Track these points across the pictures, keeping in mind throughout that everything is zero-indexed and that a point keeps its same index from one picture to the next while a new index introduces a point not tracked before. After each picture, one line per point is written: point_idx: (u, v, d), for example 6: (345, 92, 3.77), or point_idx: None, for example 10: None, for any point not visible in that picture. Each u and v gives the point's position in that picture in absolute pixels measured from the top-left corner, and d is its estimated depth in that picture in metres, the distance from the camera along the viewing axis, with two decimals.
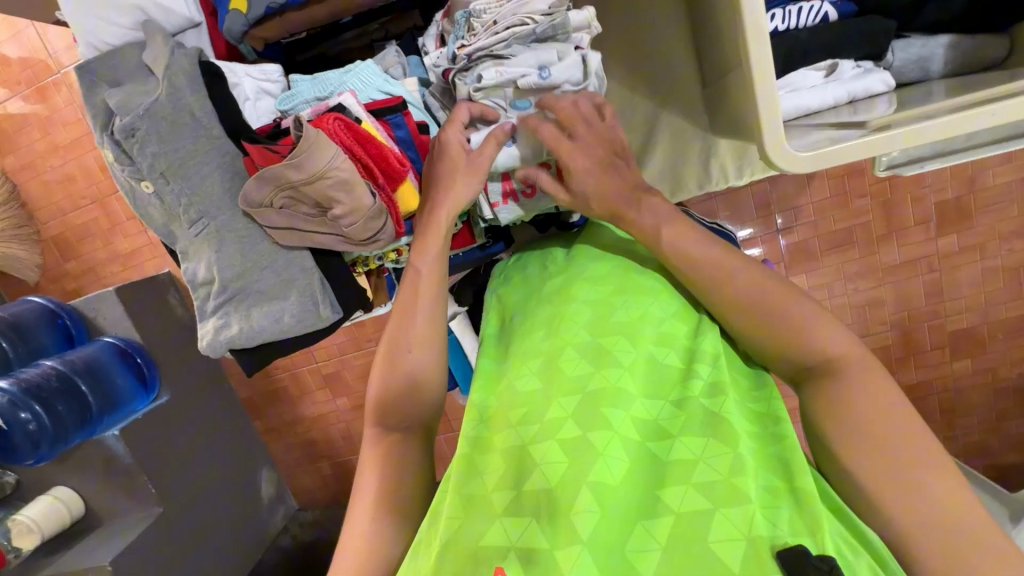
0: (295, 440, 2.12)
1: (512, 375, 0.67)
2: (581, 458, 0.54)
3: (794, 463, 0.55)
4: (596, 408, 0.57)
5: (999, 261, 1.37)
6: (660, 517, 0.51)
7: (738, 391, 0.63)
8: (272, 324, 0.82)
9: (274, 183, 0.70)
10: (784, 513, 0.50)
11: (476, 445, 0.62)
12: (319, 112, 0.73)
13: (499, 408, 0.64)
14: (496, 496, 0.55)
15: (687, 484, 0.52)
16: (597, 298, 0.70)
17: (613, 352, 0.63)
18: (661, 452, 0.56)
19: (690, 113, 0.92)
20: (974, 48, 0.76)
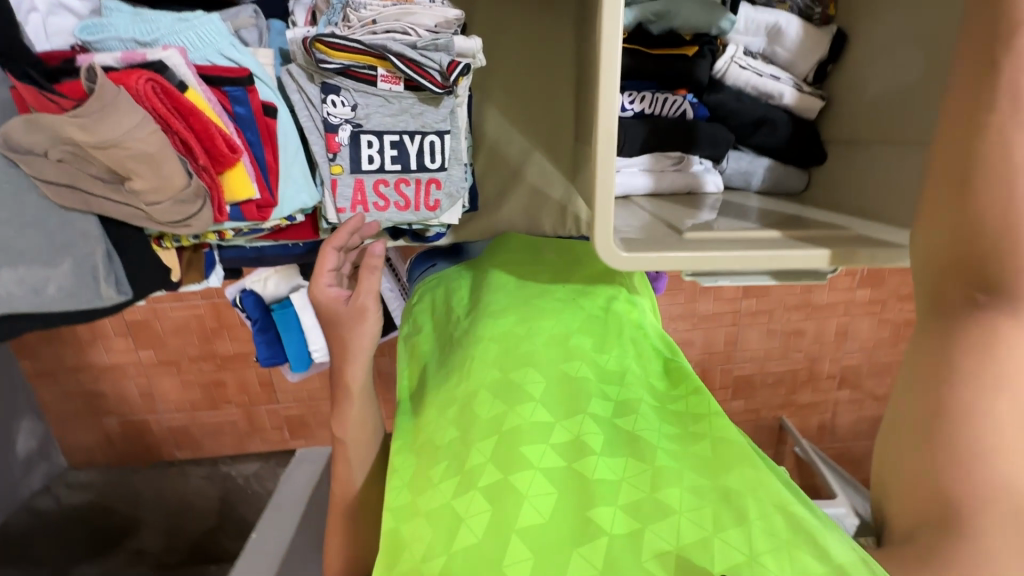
0: (76, 389, 1.80)
1: (428, 429, 0.57)
2: (505, 507, 0.47)
3: (728, 454, 0.50)
4: (512, 448, 0.50)
5: (779, 325, 1.68)
6: (594, 543, 0.44)
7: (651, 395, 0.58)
8: (28, 293, 0.67)
9: (52, 133, 0.57)
10: (712, 510, 0.45)
11: (399, 512, 0.52)
12: (131, 62, 0.59)
13: (418, 466, 0.55)
14: (426, 568, 0.46)
15: (615, 505, 0.46)
16: (501, 333, 0.63)
17: (517, 379, 0.56)
18: (586, 469, 0.48)
19: (557, 158, 0.97)
20: (782, 176, 0.90)
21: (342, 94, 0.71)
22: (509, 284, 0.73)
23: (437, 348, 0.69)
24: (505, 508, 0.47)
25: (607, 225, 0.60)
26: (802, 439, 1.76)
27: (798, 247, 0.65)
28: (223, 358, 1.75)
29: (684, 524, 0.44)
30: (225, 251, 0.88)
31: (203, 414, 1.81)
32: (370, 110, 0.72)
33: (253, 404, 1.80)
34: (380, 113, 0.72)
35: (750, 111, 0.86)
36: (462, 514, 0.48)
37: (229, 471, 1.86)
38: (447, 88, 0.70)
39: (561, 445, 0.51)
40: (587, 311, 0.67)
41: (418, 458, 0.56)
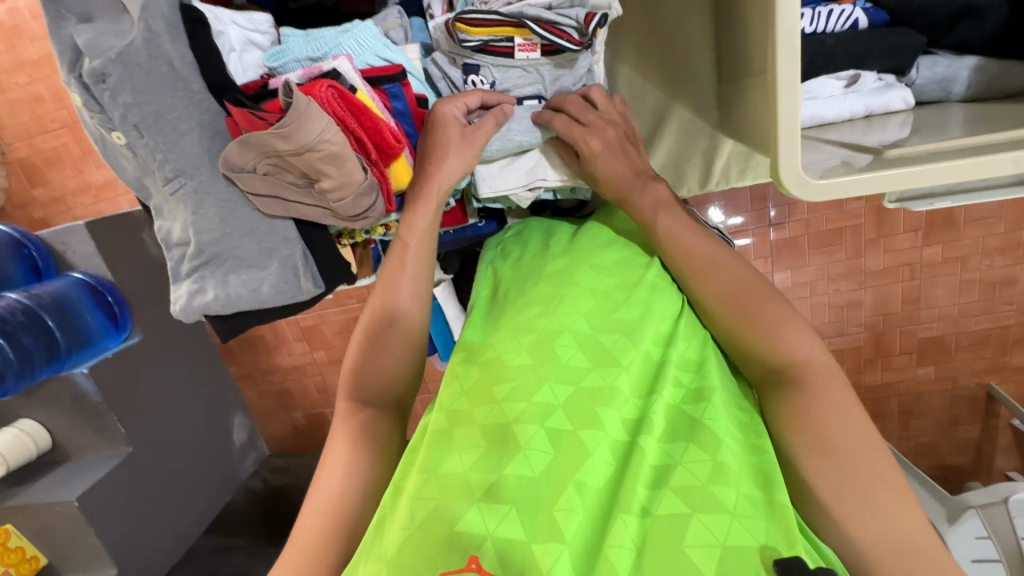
0: (270, 388, 2.11)
1: (501, 349, 0.61)
2: (569, 454, 0.50)
3: (774, 474, 0.51)
4: (589, 405, 0.54)
5: (978, 275, 1.39)
6: (637, 518, 0.47)
7: (728, 397, 0.58)
8: (249, 293, 0.79)
9: (259, 149, 0.66)
10: (765, 527, 0.46)
11: (452, 418, 0.56)
12: (311, 76, 0.67)
13: (483, 382, 0.58)
14: (474, 476, 0.49)
15: (665, 488, 0.49)
16: (597, 288, 0.66)
17: (612, 350, 0.59)
18: (647, 451, 0.51)
19: (700, 107, 0.89)
20: (998, 74, 0.74)
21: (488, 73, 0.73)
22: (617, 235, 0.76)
23: (525, 279, 0.72)
24: (566, 454, 0.50)
25: (792, 154, 0.54)
26: (1021, 408, 1.45)
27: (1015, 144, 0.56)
28: None
29: (735, 527, 0.45)
30: (388, 244, 0.96)
31: None
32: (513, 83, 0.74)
33: None
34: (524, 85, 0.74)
35: (944, 1, 0.72)
36: (522, 442, 0.51)
37: None
38: (584, 44, 0.69)
39: (628, 420, 0.54)
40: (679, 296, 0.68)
41: (480, 369, 0.60)
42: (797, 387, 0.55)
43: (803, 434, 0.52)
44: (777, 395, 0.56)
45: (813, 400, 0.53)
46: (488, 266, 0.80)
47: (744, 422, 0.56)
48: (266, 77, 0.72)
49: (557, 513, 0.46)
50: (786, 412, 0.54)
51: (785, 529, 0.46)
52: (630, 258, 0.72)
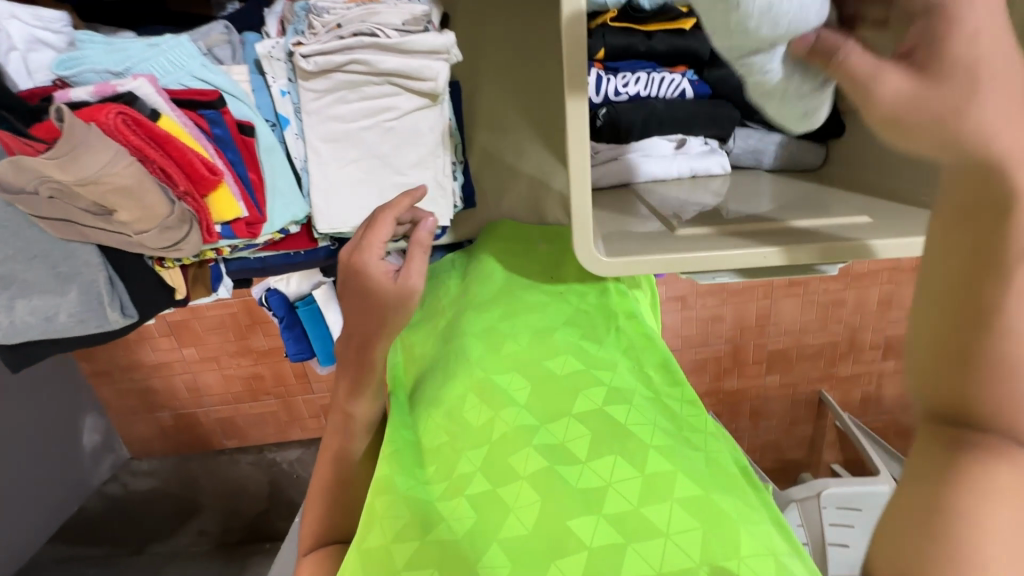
0: (126, 386, 1.90)
1: (424, 432, 0.63)
2: (491, 516, 0.52)
3: (716, 471, 0.53)
4: (502, 456, 0.55)
5: (816, 297, 1.65)
6: (574, 556, 0.47)
7: (646, 397, 0.61)
8: (42, 321, 0.71)
9: (34, 175, 0.58)
10: (703, 534, 0.46)
11: (382, 490, 0.58)
12: (104, 95, 0.60)
13: (414, 458, 0.62)
14: (401, 558, 0.51)
15: (598, 515, 0.49)
16: (483, 328, 0.70)
17: (510, 389, 0.61)
18: (570, 478, 0.52)
19: (555, 150, 0.94)
20: (797, 151, 0.84)
21: (324, 103, 0.71)
22: (500, 278, 0.80)
23: (441, 353, 0.70)
24: (488, 517, 0.52)
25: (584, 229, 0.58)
26: (840, 411, 1.75)
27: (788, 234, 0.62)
28: (259, 352, 1.82)
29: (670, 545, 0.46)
30: (230, 264, 0.90)
31: (245, 406, 1.90)
32: (350, 115, 0.73)
33: (291, 395, 1.88)
34: (364, 118, 0.73)
35: None
36: (447, 518, 0.53)
37: (274, 459, 1.95)
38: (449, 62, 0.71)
39: (547, 448, 0.55)
40: (583, 314, 0.72)
41: (413, 453, 0.62)
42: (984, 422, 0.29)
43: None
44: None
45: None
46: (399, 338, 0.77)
47: (672, 420, 0.59)
48: (56, 86, 0.63)
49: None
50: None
51: (726, 535, 0.46)
52: (511, 290, 0.77)
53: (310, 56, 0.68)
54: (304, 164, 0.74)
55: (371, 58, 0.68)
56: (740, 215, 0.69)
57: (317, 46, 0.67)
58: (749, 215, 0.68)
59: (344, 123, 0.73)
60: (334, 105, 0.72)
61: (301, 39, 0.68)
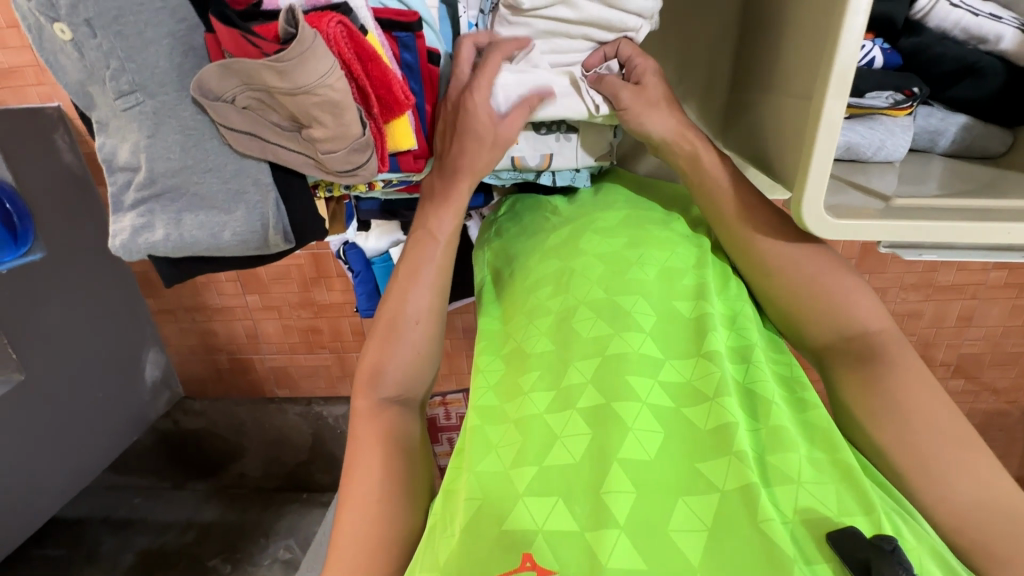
0: (190, 326, 1.92)
1: (520, 335, 0.61)
2: (610, 433, 0.49)
3: (833, 435, 0.53)
4: (620, 375, 0.52)
5: (893, 306, 1.58)
6: (705, 496, 0.46)
7: (768, 356, 0.61)
8: (206, 237, 0.70)
9: (243, 79, 0.57)
10: (835, 492, 0.48)
11: (484, 413, 0.56)
12: (316, 7, 0.58)
13: (513, 368, 0.59)
14: (516, 475, 0.49)
15: (729, 456, 0.48)
16: (606, 250, 0.64)
17: (632, 313, 0.57)
18: (697, 419, 0.51)
19: (704, 115, 0.89)
20: (980, 137, 0.79)
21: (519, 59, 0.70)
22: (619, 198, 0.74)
23: (553, 272, 0.65)
24: (607, 434, 0.49)
25: (817, 194, 0.54)
26: None
27: (998, 213, 0.60)
28: (320, 306, 1.82)
29: (801, 494, 0.47)
30: (362, 203, 0.88)
31: (300, 357, 1.91)
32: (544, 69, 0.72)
33: (345, 351, 1.88)
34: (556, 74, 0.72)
35: (953, 55, 0.74)
36: (558, 431, 0.51)
37: (322, 412, 1.94)
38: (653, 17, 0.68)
39: (670, 386, 0.53)
40: (703, 248, 0.67)
41: (504, 361, 0.61)
42: (872, 360, 0.57)
43: (882, 401, 0.55)
44: (846, 368, 0.58)
45: (890, 371, 0.56)
46: (484, 247, 0.78)
47: (800, 388, 0.58)
48: None
49: (608, 499, 0.46)
50: (859, 381, 0.57)
51: (857, 495, 0.47)
52: (639, 216, 0.69)
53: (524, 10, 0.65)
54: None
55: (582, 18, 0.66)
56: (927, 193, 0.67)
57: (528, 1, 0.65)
58: (940, 193, 0.67)
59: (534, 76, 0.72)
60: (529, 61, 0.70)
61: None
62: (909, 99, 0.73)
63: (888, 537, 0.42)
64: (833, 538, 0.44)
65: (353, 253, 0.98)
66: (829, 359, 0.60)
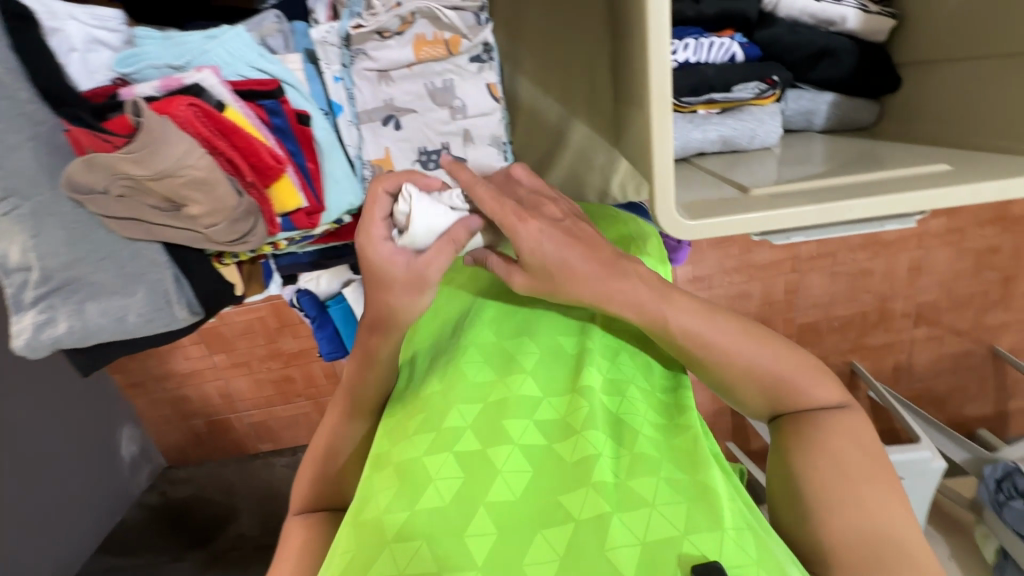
0: (159, 396, 1.88)
1: (418, 383, 0.60)
2: (479, 477, 0.49)
3: (698, 451, 0.52)
4: (497, 419, 0.52)
5: (844, 267, 1.63)
6: (561, 528, 0.45)
7: (644, 381, 0.59)
8: (112, 322, 0.71)
9: (109, 171, 0.59)
10: (685, 511, 0.46)
11: (374, 462, 0.55)
12: (171, 90, 0.61)
13: (402, 414, 0.58)
14: (388, 520, 0.48)
15: (586, 487, 0.47)
16: (499, 293, 0.66)
17: (516, 354, 0.58)
18: (565, 452, 0.50)
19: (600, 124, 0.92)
20: (850, 110, 0.82)
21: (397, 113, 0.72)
22: None
23: (448, 326, 0.65)
24: (478, 478, 0.49)
25: (667, 198, 0.57)
26: (875, 382, 1.72)
27: (865, 188, 0.61)
28: (289, 355, 1.81)
29: (653, 517, 0.45)
30: (280, 260, 0.90)
31: (277, 409, 1.89)
32: (423, 120, 0.73)
33: (321, 396, 1.87)
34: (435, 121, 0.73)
35: (807, 40, 0.78)
36: (432, 474, 0.49)
37: None
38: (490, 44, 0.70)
39: (545, 423, 0.53)
40: None
41: (399, 406, 0.59)
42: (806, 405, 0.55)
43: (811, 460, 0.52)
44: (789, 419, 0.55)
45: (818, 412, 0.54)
46: None
47: (680, 409, 0.56)
48: (117, 84, 0.63)
49: (470, 541, 0.45)
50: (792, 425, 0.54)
51: (710, 513, 0.46)
52: None
53: (384, 64, 0.69)
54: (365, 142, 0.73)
55: (434, 58, 0.70)
56: (795, 176, 0.69)
57: (384, 49, 0.69)
58: (815, 174, 0.69)
59: (417, 128, 0.73)
60: (406, 116, 0.72)
61: (367, 49, 0.69)
62: (771, 88, 0.79)
63: None
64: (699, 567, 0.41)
65: (305, 299, 0.94)
66: (777, 414, 0.56)
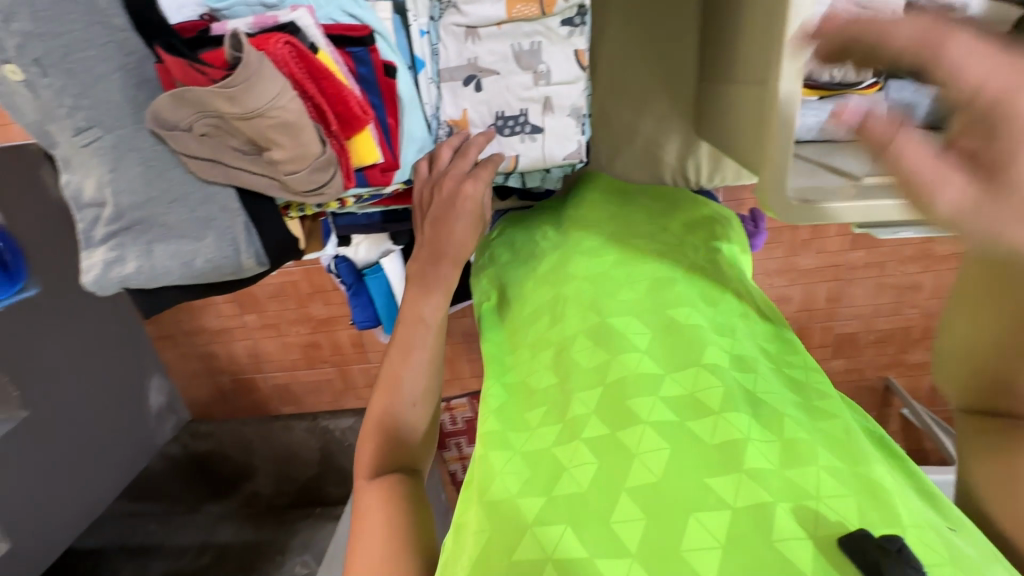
0: (189, 350, 1.91)
1: (525, 367, 0.57)
2: (614, 459, 0.44)
3: (851, 436, 0.45)
4: (619, 397, 0.48)
5: (893, 279, 1.57)
6: (716, 514, 0.39)
7: (769, 360, 0.54)
8: (179, 266, 0.70)
9: (198, 107, 0.58)
10: (856, 503, 0.39)
11: (488, 442, 0.52)
12: (263, 27, 0.59)
13: (515, 400, 0.55)
14: (524, 504, 0.44)
15: (740, 471, 0.41)
16: (593, 272, 0.63)
17: (624, 330, 0.54)
18: (703, 432, 0.44)
19: (677, 102, 0.88)
20: None
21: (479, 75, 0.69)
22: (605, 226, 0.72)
23: (548, 299, 0.63)
24: (613, 460, 0.44)
25: (782, 178, 0.55)
26: (911, 400, 1.67)
27: None
28: (318, 321, 1.80)
29: (821, 509, 0.39)
30: (339, 219, 0.88)
31: (303, 373, 1.90)
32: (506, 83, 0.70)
33: (347, 364, 1.87)
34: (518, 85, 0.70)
35: None
36: (565, 462, 0.45)
37: (327, 426, 1.92)
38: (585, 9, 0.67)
39: (673, 400, 0.47)
40: (692, 261, 0.65)
41: (509, 391, 0.56)
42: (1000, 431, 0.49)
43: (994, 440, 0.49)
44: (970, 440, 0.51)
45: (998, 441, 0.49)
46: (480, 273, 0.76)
47: (826, 395, 0.50)
48: (206, 19, 0.61)
49: (619, 527, 0.40)
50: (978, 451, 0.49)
51: (886, 503, 0.39)
52: (624, 241, 0.69)
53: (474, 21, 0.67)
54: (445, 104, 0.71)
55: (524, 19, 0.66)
56: None
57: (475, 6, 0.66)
58: None
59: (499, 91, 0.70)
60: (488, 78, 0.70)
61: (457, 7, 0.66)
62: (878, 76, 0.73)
63: (893, 534, 0.35)
64: (844, 538, 0.36)
65: (343, 265, 0.93)
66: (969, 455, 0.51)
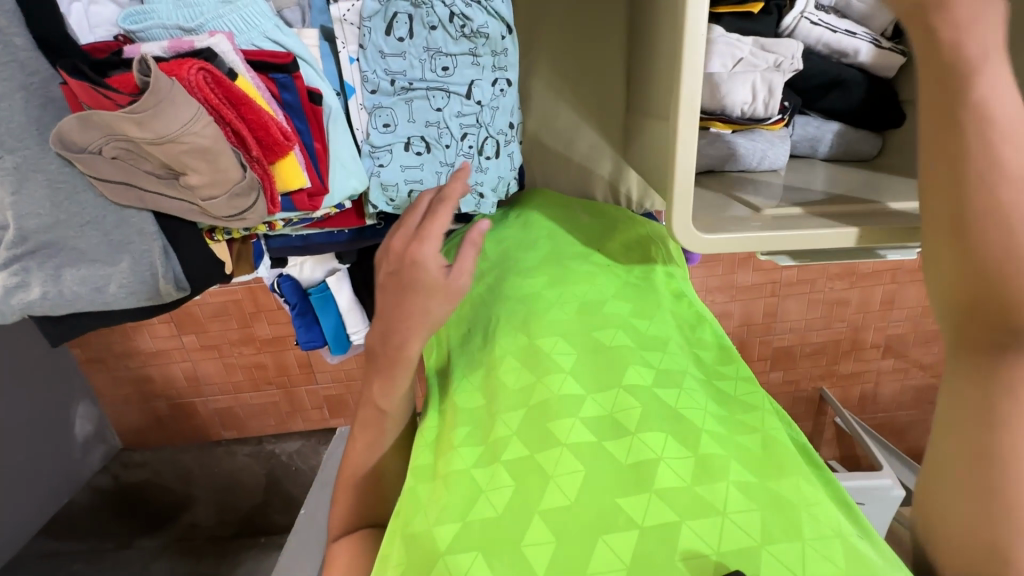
0: (126, 373, 1.76)
1: (456, 390, 0.59)
2: (530, 484, 0.46)
3: (767, 457, 0.48)
4: (543, 421, 0.50)
5: (822, 294, 1.66)
6: (624, 533, 0.42)
7: (695, 372, 0.58)
8: (91, 292, 0.67)
9: (107, 130, 0.58)
10: (760, 515, 0.42)
11: (421, 474, 0.53)
12: (180, 52, 0.59)
13: (449, 430, 0.55)
14: (438, 533, 0.45)
15: (650, 491, 0.44)
16: (530, 294, 0.65)
17: (550, 352, 0.56)
18: (618, 452, 0.47)
19: (607, 131, 0.92)
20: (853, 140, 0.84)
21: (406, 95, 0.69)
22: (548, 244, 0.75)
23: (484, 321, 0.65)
24: (529, 485, 0.46)
25: (684, 211, 0.59)
26: (843, 409, 1.77)
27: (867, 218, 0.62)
28: (262, 341, 1.70)
29: (727, 525, 0.41)
30: (272, 241, 0.85)
31: (247, 396, 1.79)
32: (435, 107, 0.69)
33: (293, 385, 1.77)
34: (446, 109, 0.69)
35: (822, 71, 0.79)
36: (482, 486, 0.47)
37: (273, 450, 1.84)
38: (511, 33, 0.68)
39: (592, 420, 0.50)
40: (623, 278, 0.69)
41: (440, 417, 0.58)
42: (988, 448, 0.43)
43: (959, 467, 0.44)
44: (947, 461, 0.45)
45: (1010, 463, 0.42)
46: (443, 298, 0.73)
47: (729, 407, 0.54)
48: (121, 40, 0.61)
49: (529, 550, 0.42)
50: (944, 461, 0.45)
51: (789, 517, 0.42)
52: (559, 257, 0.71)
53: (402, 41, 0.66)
54: (395, 143, 0.69)
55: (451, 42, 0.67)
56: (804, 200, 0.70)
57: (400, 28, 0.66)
58: (821, 199, 0.69)
59: None
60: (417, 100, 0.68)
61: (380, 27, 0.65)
62: (782, 113, 0.79)
63: None
64: None
65: (286, 285, 0.93)
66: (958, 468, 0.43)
